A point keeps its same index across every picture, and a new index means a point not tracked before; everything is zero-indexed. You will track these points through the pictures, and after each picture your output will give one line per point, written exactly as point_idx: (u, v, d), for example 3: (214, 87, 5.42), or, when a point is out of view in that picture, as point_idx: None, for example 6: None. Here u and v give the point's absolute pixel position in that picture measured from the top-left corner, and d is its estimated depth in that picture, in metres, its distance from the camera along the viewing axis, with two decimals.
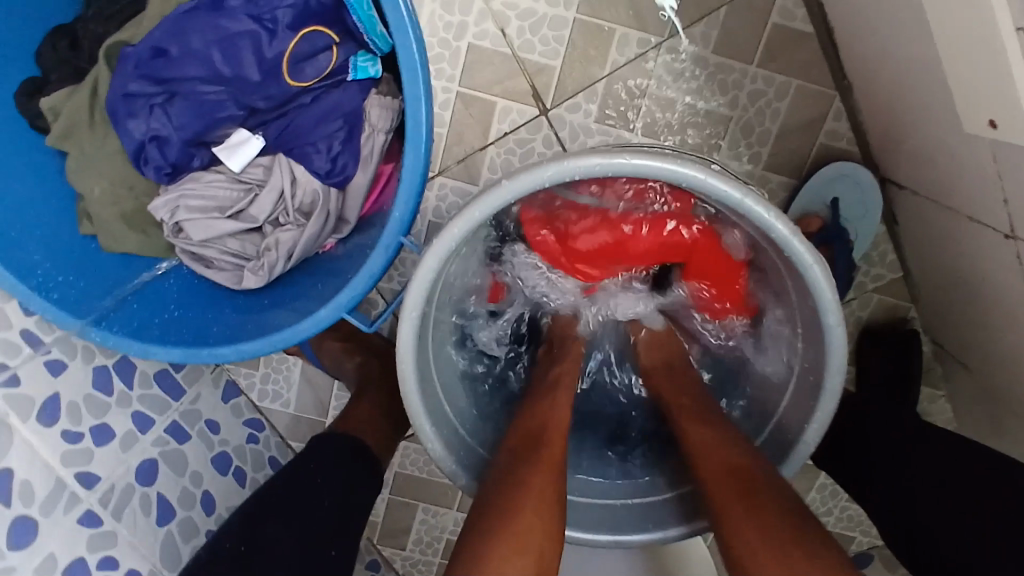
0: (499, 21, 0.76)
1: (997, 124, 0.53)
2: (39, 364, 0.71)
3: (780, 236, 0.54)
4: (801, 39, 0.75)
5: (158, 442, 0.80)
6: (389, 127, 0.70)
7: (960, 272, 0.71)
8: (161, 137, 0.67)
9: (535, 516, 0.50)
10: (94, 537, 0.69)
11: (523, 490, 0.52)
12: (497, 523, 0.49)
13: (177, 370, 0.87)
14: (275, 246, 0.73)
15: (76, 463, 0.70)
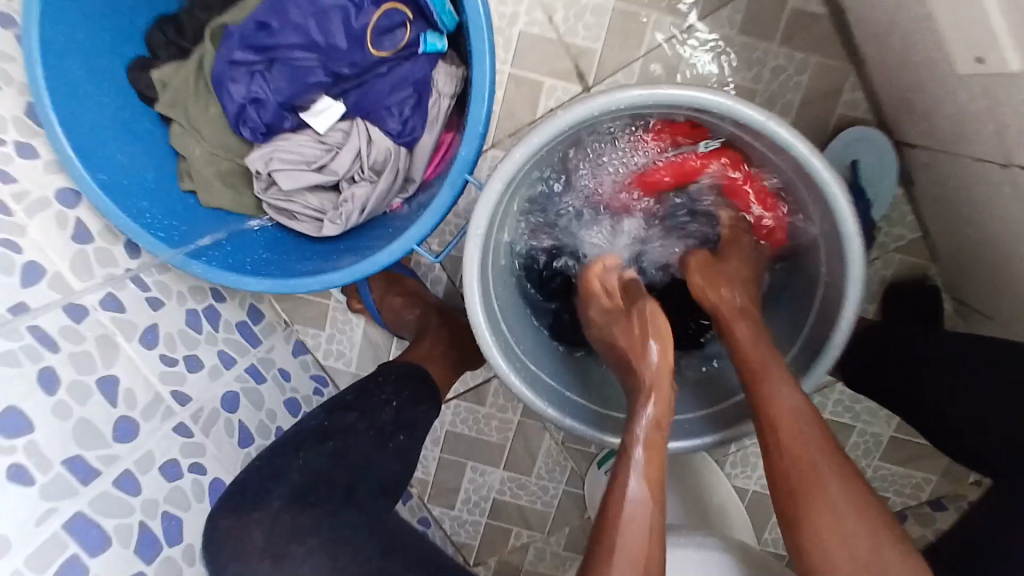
0: (547, 10, 0.87)
1: (983, 60, 0.61)
2: (141, 298, 0.82)
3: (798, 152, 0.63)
4: (816, 20, 0.85)
5: (239, 377, 0.90)
6: (453, 91, 0.81)
7: (976, 214, 0.79)
8: (259, 100, 0.78)
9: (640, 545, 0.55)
10: (186, 444, 0.78)
11: (619, 510, 0.57)
12: (616, 552, 0.55)
13: (254, 323, 0.97)
14: (351, 198, 0.83)
15: (172, 383, 0.80)
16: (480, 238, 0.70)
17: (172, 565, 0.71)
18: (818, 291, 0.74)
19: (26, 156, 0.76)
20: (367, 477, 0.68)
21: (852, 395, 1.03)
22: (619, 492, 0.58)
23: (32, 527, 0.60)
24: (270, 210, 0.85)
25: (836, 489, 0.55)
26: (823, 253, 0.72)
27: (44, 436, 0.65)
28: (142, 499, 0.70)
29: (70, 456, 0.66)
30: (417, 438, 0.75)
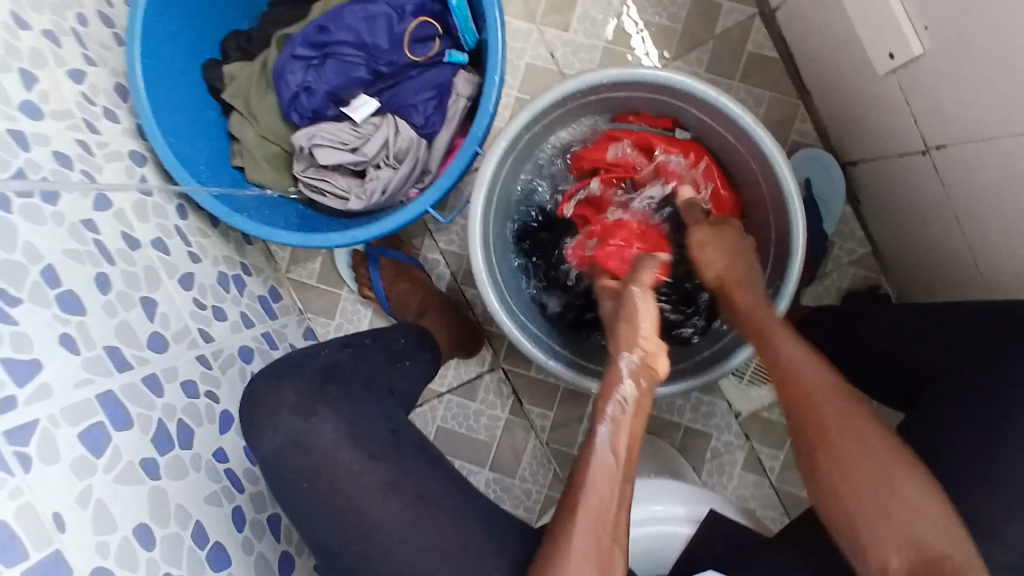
0: (549, 47, 1.05)
1: (894, 55, 0.78)
2: (185, 251, 0.92)
3: (745, 123, 0.77)
4: (770, 63, 1.03)
5: (255, 338, 0.98)
6: (469, 94, 0.98)
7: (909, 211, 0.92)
8: (311, 88, 0.94)
9: (608, 505, 0.61)
10: (205, 374, 0.85)
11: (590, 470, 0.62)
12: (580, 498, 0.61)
13: (272, 301, 1.06)
14: (376, 178, 0.96)
15: (200, 322, 0.89)
16: (485, 193, 0.82)
17: (180, 464, 0.73)
18: (772, 250, 0.85)
19: (109, 120, 0.90)
20: (372, 387, 0.75)
21: None
22: (596, 442, 0.64)
23: (72, 388, 0.65)
24: (304, 187, 0.98)
25: (867, 427, 0.62)
26: (772, 213, 0.84)
27: (92, 323, 0.72)
28: (163, 401, 0.76)
29: (110, 345, 0.73)
30: (420, 371, 0.83)
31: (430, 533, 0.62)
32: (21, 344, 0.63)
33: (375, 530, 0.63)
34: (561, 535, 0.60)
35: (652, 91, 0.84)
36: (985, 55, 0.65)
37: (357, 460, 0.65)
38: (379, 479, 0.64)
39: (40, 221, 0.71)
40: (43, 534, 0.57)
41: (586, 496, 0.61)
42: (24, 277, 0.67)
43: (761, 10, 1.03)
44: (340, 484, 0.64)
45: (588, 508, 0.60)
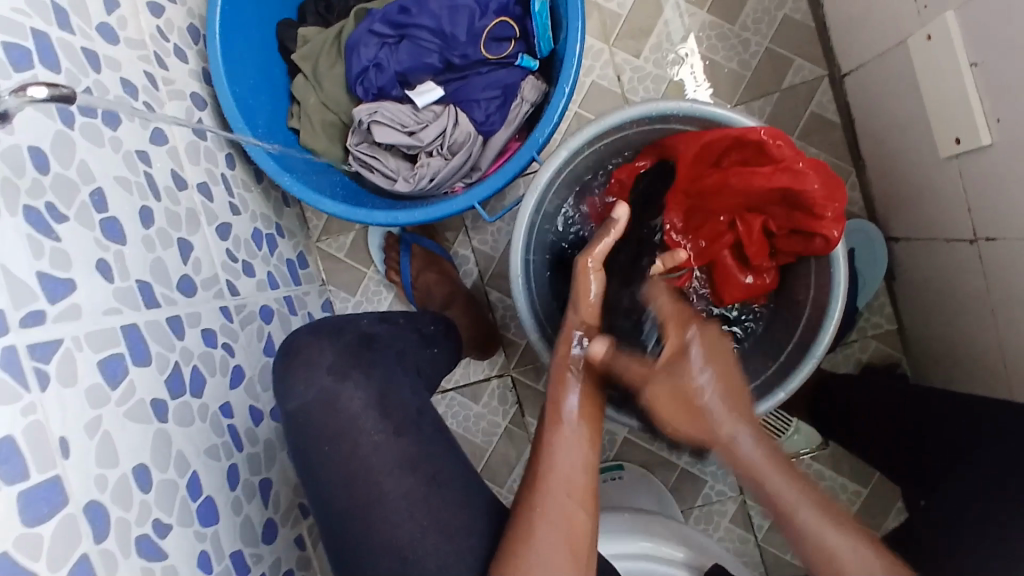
0: (617, 70, 1.06)
1: (960, 141, 0.79)
2: (226, 201, 0.93)
3: None
4: (830, 127, 1.04)
5: (277, 299, 0.97)
6: (534, 100, 0.98)
7: (942, 299, 0.93)
8: (381, 66, 0.95)
9: (573, 481, 0.62)
10: (225, 326, 0.84)
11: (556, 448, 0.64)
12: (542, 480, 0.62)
13: (298, 267, 1.06)
14: (426, 166, 0.97)
15: (228, 274, 0.88)
16: (537, 201, 0.82)
17: (187, 411, 0.73)
18: (804, 309, 0.85)
19: (178, 59, 0.90)
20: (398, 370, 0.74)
21: (817, 471, 1.07)
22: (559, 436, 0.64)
23: (100, 314, 0.65)
24: (354, 161, 0.99)
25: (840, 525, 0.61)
26: (813, 270, 0.84)
27: (129, 254, 0.72)
28: (182, 344, 0.75)
29: (142, 279, 0.73)
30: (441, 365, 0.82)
31: (434, 521, 0.61)
32: (59, 261, 0.62)
33: (380, 512, 0.61)
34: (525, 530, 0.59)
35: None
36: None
37: (379, 437, 0.64)
38: (391, 459, 0.63)
39: (98, 143, 0.72)
40: (47, 455, 0.55)
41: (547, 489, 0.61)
42: (74, 196, 0.67)
43: (830, 73, 1.04)
44: (353, 455, 0.63)
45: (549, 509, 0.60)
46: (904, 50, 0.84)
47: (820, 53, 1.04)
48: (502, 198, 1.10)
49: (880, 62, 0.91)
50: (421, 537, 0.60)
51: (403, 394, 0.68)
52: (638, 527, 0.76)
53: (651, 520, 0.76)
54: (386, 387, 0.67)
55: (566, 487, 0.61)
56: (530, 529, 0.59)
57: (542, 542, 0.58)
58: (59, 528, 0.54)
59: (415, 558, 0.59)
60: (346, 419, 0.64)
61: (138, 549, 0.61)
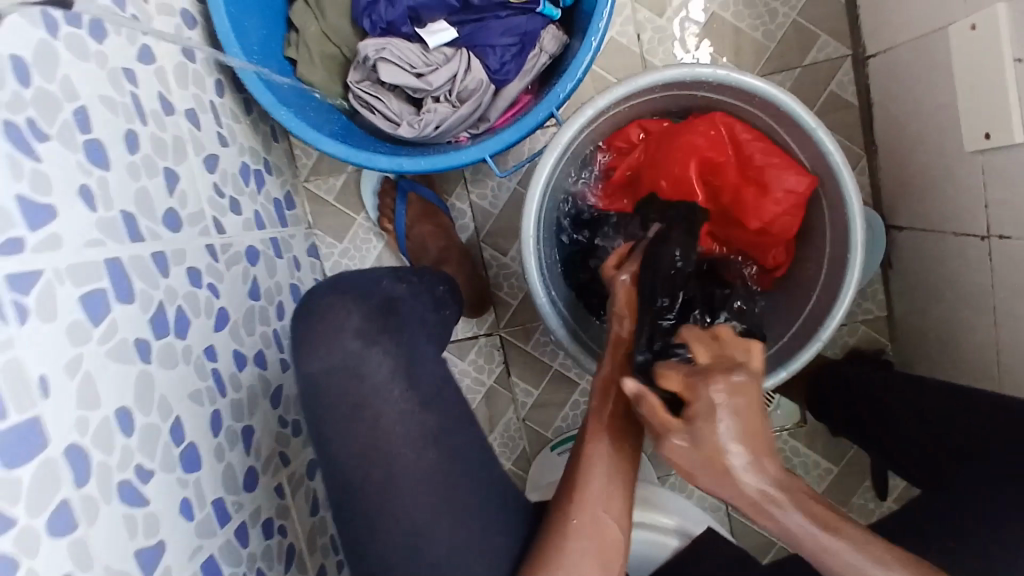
0: (638, 28, 1.01)
1: (990, 136, 0.77)
2: (215, 131, 0.86)
3: (828, 148, 0.75)
4: (847, 108, 1.02)
5: (264, 241, 0.92)
6: (553, 52, 0.92)
7: (939, 292, 0.93)
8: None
9: (607, 501, 0.60)
10: (210, 266, 0.80)
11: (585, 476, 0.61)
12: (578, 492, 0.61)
13: (286, 208, 1.00)
14: (432, 112, 0.91)
15: (215, 211, 0.83)
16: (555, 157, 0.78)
17: (170, 353, 0.70)
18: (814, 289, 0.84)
19: None
20: None
21: (793, 447, 1.12)
22: (590, 455, 0.62)
23: (81, 247, 0.61)
24: (355, 99, 0.92)
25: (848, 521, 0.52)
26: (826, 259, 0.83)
27: (113, 183, 0.66)
28: (166, 283, 0.71)
29: (126, 211, 0.67)
30: None
31: (444, 501, 0.60)
32: (38, 184, 0.57)
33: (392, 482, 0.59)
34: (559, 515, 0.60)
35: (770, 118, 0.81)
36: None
37: (406, 406, 0.62)
38: (408, 431, 0.61)
39: (83, 58, 0.64)
40: (26, 395, 0.52)
41: (583, 493, 0.60)
42: (56, 114, 0.60)
43: (854, 53, 1.00)
44: (359, 419, 0.60)
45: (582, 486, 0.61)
46: (942, 38, 0.81)
47: (847, 29, 1.00)
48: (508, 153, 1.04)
49: (913, 45, 0.88)
50: (419, 500, 0.59)
51: (423, 364, 0.65)
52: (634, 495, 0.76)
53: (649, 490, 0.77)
54: (400, 342, 0.65)
55: (603, 499, 0.60)
56: (566, 516, 0.59)
57: (578, 525, 0.59)
58: (38, 473, 0.53)
59: (426, 534, 0.59)
60: (349, 388, 0.61)
61: (118, 495, 0.60)
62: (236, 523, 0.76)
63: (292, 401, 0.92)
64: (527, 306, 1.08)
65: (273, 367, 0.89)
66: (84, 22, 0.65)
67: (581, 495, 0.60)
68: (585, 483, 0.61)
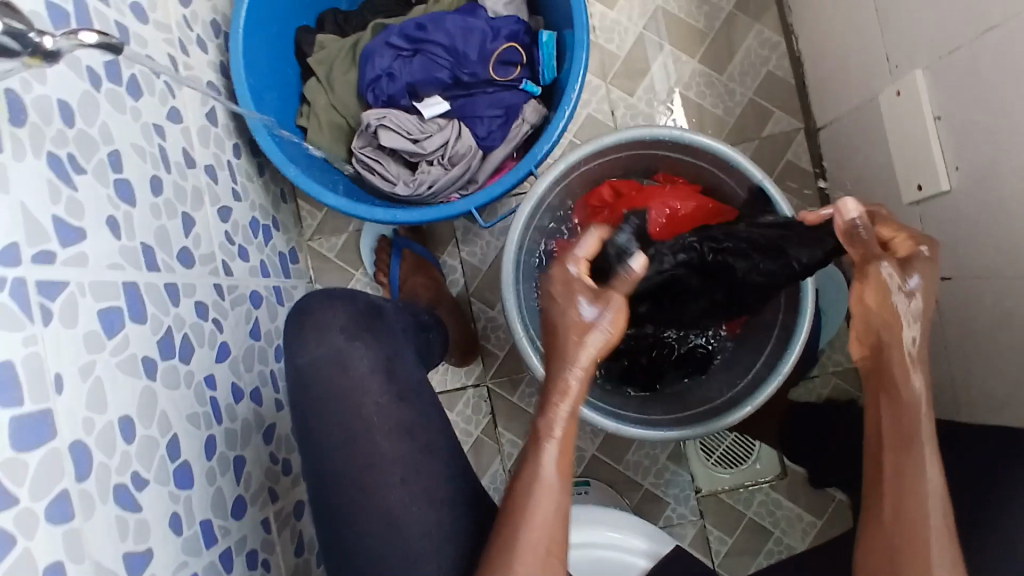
0: (612, 105, 1.13)
1: (922, 187, 0.86)
2: (230, 187, 0.95)
3: (777, 200, 0.83)
4: (803, 174, 1.12)
5: (267, 288, 0.99)
6: (534, 122, 1.04)
7: None
8: (393, 75, 1.01)
9: (546, 539, 0.59)
10: (217, 302, 0.86)
11: (531, 516, 0.59)
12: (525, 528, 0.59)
13: (289, 261, 1.08)
14: (426, 173, 1.01)
15: (225, 255, 0.91)
16: (531, 207, 0.87)
17: (175, 374, 0.74)
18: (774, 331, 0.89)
19: (199, 48, 0.94)
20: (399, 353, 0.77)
21: (775, 499, 1.11)
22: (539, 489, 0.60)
23: (104, 267, 0.67)
24: (358, 162, 1.03)
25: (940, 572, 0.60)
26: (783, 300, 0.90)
27: (137, 217, 0.74)
28: (176, 311, 0.77)
29: (146, 242, 0.75)
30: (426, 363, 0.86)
31: (422, 490, 0.67)
32: (73, 210, 0.64)
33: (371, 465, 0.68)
34: (506, 550, 0.58)
35: (721, 175, 0.91)
36: (1014, 192, 0.73)
37: (382, 400, 0.70)
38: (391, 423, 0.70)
39: (120, 110, 0.75)
40: (42, 389, 0.56)
41: (527, 536, 0.58)
42: (93, 152, 0.69)
43: (806, 126, 1.12)
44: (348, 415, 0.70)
45: (524, 549, 0.58)
46: (875, 106, 0.93)
47: (798, 106, 1.12)
48: (496, 209, 1.15)
49: (853, 116, 0.99)
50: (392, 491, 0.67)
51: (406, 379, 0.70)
52: (600, 517, 0.76)
53: (614, 510, 0.77)
54: (387, 354, 0.73)
55: (544, 542, 0.59)
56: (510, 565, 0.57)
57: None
58: (44, 460, 0.55)
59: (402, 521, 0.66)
60: (343, 384, 0.71)
61: (114, 498, 0.62)
62: (222, 547, 0.76)
63: (284, 440, 0.95)
64: (513, 358, 1.13)
65: (269, 405, 0.93)
66: (123, 82, 0.76)
67: (526, 537, 0.58)
68: (530, 518, 0.59)
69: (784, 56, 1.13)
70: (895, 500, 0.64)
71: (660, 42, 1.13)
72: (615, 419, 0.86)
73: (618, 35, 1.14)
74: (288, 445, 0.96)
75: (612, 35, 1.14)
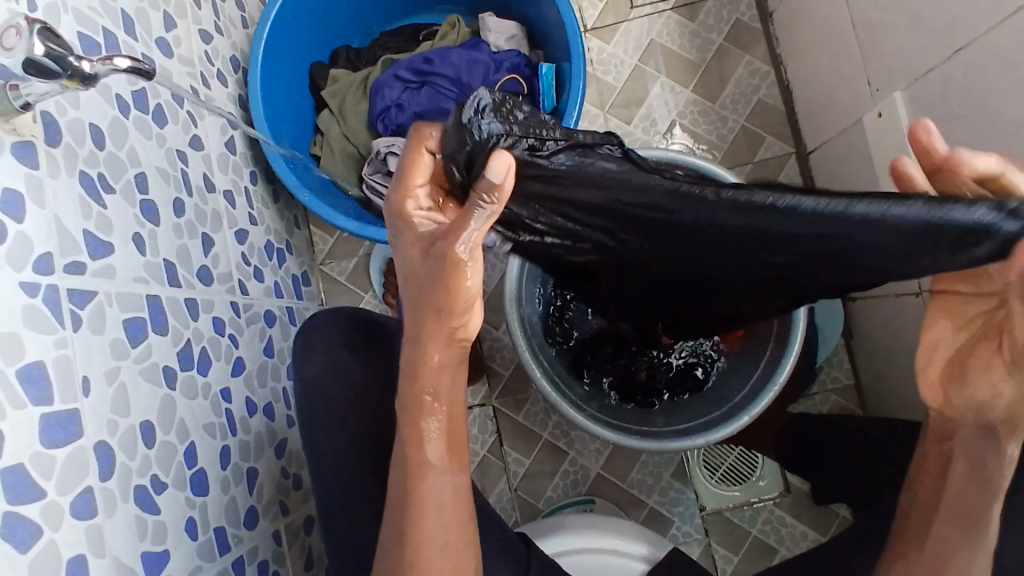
0: (610, 133, 1.18)
1: None
2: (246, 211, 1.00)
3: None
4: None
5: (281, 308, 1.03)
6: None
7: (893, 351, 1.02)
8: (402, 105, 1.06)
9: (441, 523, 0.63)
10: (233, 318, 0.89)
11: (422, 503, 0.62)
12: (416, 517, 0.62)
13: (302, 284, 1.12)
14: None
15: (241, 275, 0.95)
16: None
17: (193, 385, 0.77)
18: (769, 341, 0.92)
19: (220, 82, 1.00)
20: None
21: (780, 517, 1.11)
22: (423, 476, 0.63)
23: (130, 279, 0.71)
24: (368, 188, 1.06)
25: None
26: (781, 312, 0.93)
27: (160, 235, 0.78)
28: (195, 325, 0.80)
29: (168, 259, 0.79)
30: None
31: None
32: (102, 226, 0.69)
33: None
34: (408, 538, 0.62)
35: None
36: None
37: None
38: None
39: (146, 136, 0.80)
40: (70, 389, 0.59)
41: (419, 525, 0.62)
42: (122, 173, 0.74)
43: (797, 150, 1.16)
44: None
45: (415, 546, 0.62)
46: (860, 128, 0.97)
47: (789, 132, 1.17)
48: None
49: (840, 138, 1.04)
50: None
51: None
52: (603, 524, 0.78)
53: (614, 519, 0.79)
54: None
55: (440, 523, 0.63)
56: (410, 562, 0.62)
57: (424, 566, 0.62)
58: (70, 457, 0.58)
59: None
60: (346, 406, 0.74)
61: (134, 498, 0.64)
62: (235, 555, 0.77)
63: (294, 455, 0.97)
64: (518, 377, 1.16)
65: (280, 421, 0.96)
66: (149, 110, 0.81)
67: (413, 523, 0.62)
68: (420, 506, 0.62)
69: (774, 84, 1.18)
70: (934, 563, 0.64)
71: (655, 73, 1.19)
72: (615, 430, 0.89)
73: (614, 67, 1.20)
74: (299, 461, 0.99)
75: (609, 67, 1.20)
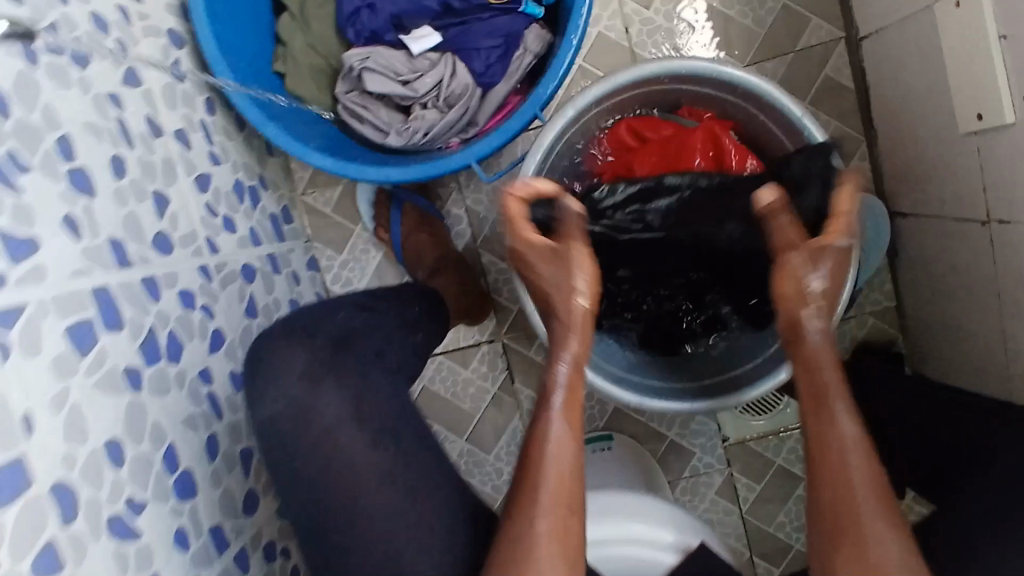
0: (625, 22, 1.00)
1: (983, 116, 0.75)
2: (206, 150, 0.86)
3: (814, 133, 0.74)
4: (843, 92, 1.00)
5: (260, 258, 0.92)
6: (537, 51, 0.92)
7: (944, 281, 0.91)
8: (374, 7, 0.90)
9: (568, 482, 0.61)
10: (205, 286, 0.79)
11: (539, 468, 0.61)
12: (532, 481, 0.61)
13: (283, 222, 1.00)
14: (420, 119, 0.91)
15: (208, 231, 0.83)
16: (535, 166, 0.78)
17: (164, 378, 0.68)
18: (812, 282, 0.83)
19: None
20: None
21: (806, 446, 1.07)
22: (544, 438, 0.63)
23: (68, 276, 0.60)
24: (343, 109, 0.92)
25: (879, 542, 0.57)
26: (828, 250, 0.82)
27: (99, 209, 0.66)
28: (158, 308, 0.70)
29: (114, 236, 0.67)
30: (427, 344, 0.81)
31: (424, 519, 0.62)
32: (21, 217, 0.56)
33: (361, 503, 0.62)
34: (528, 505, 0.60)
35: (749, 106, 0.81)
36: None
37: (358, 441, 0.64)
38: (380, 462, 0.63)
39: (65, 84, 0.65)
40: (8, 436, 0.50)
41: (540, 484, 0.60)
42: (38, 142, 0.60)
43: (848, 35, 0.98)
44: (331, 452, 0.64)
45: (553, 466, 0.61)
46: (930, 16, 0.80)
47: (838, 11, 0.98)
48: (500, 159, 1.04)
49: (904, 26, 0.86)
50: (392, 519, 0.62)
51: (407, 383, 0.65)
52: (622, 506, 0.73)
53: (635, 500, 0.74)
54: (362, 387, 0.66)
55: (560, 483, 0.61)
56: (525, 519, 0.59)
57: (542, 528, 0.58)
58: (23, 513, 0.50)
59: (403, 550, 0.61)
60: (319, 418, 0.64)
61: (109, 530, 0.57)
62: (236, 549, 0.73)
63: None
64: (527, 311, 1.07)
65: None
66: (65, 50, 0.65)
67: (541, 482, 0.60)
68: (540, 467, 0.61)
69: None
70: (830, 526, 0.60)
71: None
72: (638, 392, 0.82)
73: None
74: None
75: None
